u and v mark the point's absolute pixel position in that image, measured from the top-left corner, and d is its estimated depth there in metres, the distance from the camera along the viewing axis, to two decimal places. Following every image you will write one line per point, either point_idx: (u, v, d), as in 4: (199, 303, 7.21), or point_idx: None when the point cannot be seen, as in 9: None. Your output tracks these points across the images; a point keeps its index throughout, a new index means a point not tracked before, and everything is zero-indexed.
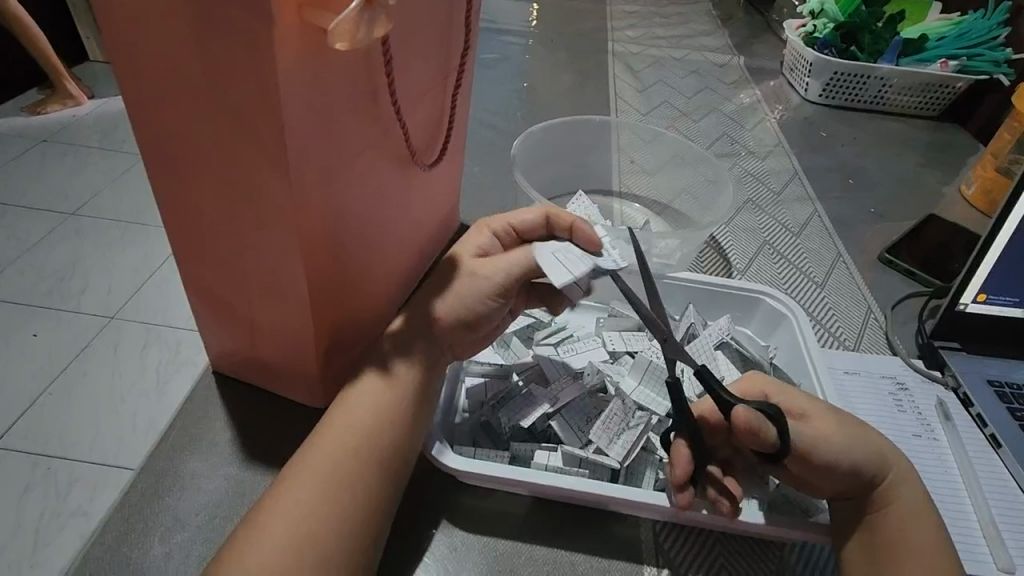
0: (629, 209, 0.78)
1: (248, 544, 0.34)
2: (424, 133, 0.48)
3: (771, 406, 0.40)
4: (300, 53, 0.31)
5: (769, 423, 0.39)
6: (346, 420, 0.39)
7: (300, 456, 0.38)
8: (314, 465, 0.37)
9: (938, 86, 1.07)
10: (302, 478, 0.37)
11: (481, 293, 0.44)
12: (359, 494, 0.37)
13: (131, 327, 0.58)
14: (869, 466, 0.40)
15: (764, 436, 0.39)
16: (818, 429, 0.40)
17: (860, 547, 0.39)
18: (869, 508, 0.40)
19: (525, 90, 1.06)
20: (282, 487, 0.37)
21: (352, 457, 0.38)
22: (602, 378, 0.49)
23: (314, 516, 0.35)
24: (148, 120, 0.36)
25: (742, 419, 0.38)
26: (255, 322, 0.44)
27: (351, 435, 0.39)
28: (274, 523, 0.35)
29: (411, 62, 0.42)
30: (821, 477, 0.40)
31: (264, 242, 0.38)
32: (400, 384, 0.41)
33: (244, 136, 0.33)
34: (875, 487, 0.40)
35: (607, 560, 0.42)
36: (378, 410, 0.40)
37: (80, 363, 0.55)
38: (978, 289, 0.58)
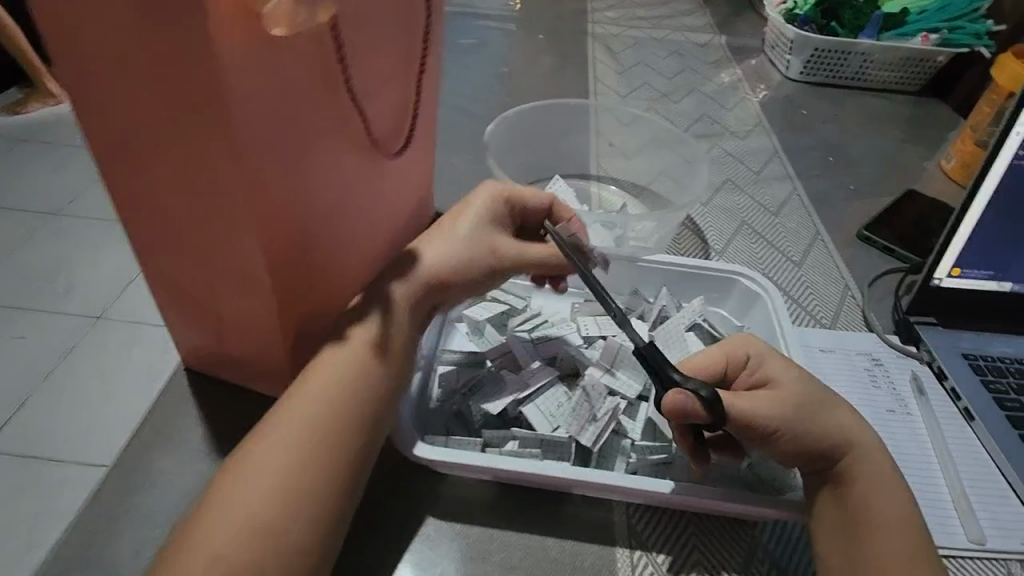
0: (606, 191, 0.77)
1: (203, 533, 0.34)
2: (389, 120, 0.47)
3: (707, 388, 0.38)
4: (239, 39, 0.30)
5: (699, 403, 0.38)
6: (308, 400, 0.39)
7: (258, 437, 0.38)
8: (274, 449, 0.37)
9: (919, 61, 1.06)
10: (261, 463, 0.36)
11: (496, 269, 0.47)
12: (323, 478, 0.37)
13: (119, 326, 0.58)
14: (830, 437, 0.40)
15: (694, 416, 0.38)
16: (783, 394, 0.41)
17: (826, 518, 0.40)
18: (837, 481, 0.40)
19: (505, 75, 1.05)
20: (241, 471, 0.36)
21: (315, 440, 0.37)
22: (574, 362, 0.50)
23: (274, 504, 0.35)
24: (92, 111, 0.35)
25: (670, 405, 0.37)
26: (221, 316, 0.43)
27: (312, 416, 0.38)
28: (231, 511, 0.34)
29: (370, 48, 0.40)
30: (782, 451, 0.40)
31: (220, 230, 0.37)
32: (367, 362, 0.41)
33: (191, 126, 0.32)
34: (844, 461, 0.40)
35: (580, 544, 0.42)
36: (344, 391, 0.39)
37: (57, 362, 0.55)
38: (952, 263, 0.59)
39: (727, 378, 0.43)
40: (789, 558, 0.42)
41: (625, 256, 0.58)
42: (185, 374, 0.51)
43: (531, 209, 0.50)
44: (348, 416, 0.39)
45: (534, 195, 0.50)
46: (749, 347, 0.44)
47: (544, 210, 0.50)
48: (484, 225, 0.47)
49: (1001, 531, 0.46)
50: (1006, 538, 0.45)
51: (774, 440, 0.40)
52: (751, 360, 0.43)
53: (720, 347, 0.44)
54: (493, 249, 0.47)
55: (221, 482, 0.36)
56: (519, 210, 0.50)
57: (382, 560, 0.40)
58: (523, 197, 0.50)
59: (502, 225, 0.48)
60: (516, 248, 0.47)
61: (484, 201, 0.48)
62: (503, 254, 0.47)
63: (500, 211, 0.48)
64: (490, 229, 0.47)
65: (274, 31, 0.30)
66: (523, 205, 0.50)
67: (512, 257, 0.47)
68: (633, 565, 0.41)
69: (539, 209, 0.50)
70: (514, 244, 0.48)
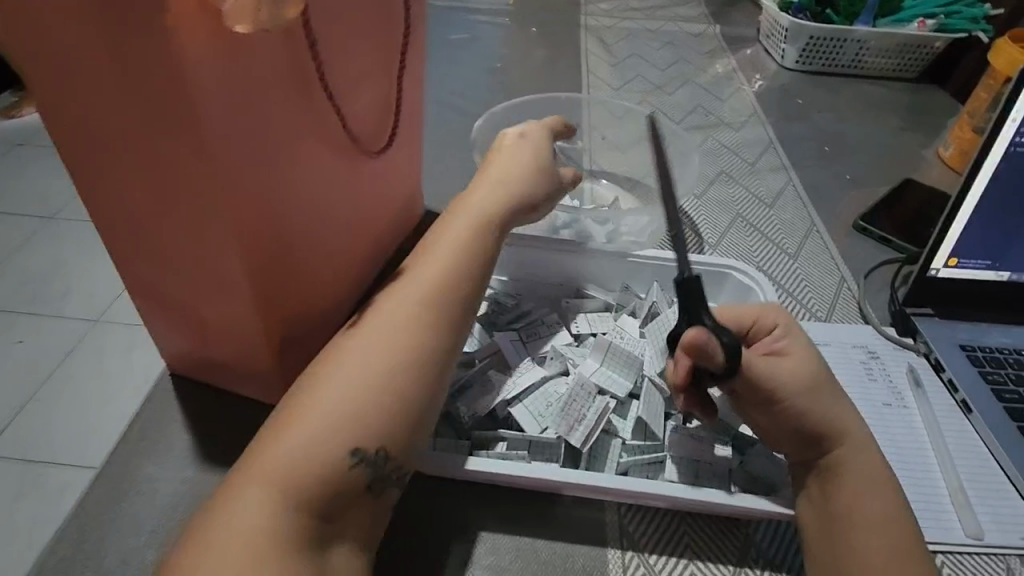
0: (597, 187, 0.75)
1: (226, 510, 0.30)
2: (369, 119, 0.46)
3: (731, 336, 0.38)
4: (203, 38, 0.29)
5: (721, 350, 0.38)
6: (352, 383, 0.35)
7: (296, 414, 0.34)
8: (314, 429, 0.33)
9: (915, 47, 1.05)
10: (297, 443, 0.32)
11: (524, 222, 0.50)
12: (361, 465, 0.33)
13: (116, 329, 0.57)
14: (821, 430, 0.40)
15: (714, 358, 0.38)
16: (788, 370, 0.41)
17: (818, 516, 0.39)
18: (829, 477, 0.39)
19: (496, 70, 1.04)
20: (272, 448, 0.32)
21: (358, 423, 0.34)
22: (563, 363, 0.49)
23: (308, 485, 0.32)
24: (59, 120, 0.33)
25: (690, 343, 0.38)
26: (202, 320, 0.43)
27: (357, 399, 0.34)
28: (260, 489, 0.31)
29: (344, 44, 0.40)
30: (782, 435, 0.41)
31: (195, 233, 0.36)
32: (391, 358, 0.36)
33: (158, 129, 0.31)
34: (833, 455, 0.40)
35: (570, 545, 0.41)
36: (366, 389, 0.35)
37: (56, 366, 0.54)
38: (948, 253, 0.58)
39: (747, 337, 0.44)
40: (783, 557, 0.42)
41: (615, 251, 0.56)
42: (171, 379, 0.50)
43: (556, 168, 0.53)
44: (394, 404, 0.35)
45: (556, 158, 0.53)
46: (776, 316, 0.44)
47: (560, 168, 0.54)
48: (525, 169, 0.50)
49: (999, 525, 0.45)
50: (1004, 532, 0.45)
51: (778, 415, 0.40)
52: (778, 327, 0.43)
53: (754, 307, 0.44)
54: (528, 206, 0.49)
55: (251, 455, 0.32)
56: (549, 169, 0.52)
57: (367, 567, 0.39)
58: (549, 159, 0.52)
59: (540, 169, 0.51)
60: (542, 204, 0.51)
61: (520, 153, 0.51)
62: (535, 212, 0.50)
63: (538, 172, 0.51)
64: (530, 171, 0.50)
65: (236, 28, 0.30)
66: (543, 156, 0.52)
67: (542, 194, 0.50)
68: (625, 566, 0.41)
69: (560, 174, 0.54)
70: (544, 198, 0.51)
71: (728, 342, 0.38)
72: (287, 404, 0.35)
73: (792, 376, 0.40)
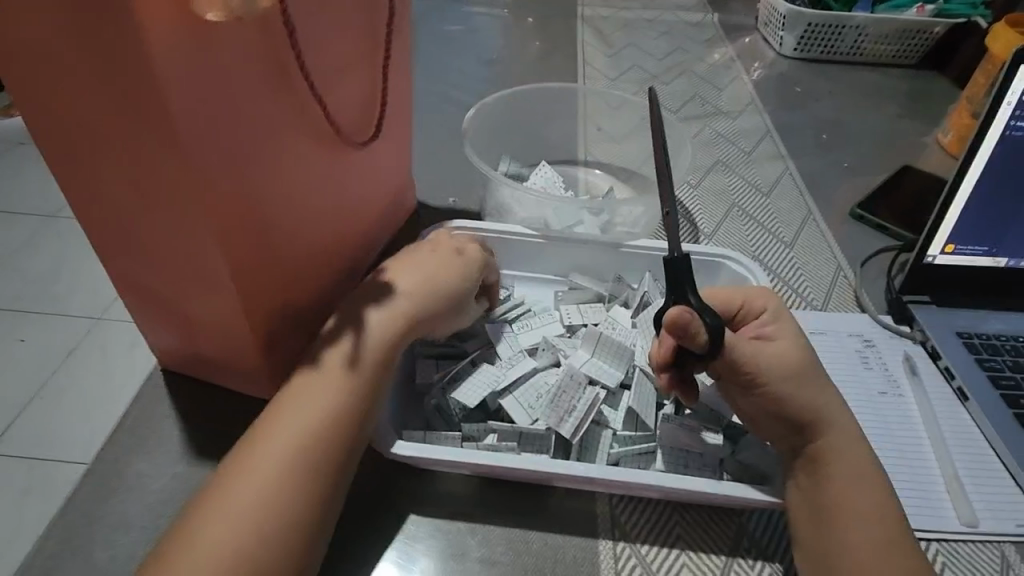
0: (592, 176, 0.76)
1: (206, 523, 0.34)
2: (353, 110, 0.45)
3: (715, 316, 0.38)
4: (174, 30, 0.28)
5: (703, 329, 0.38)
6: (307, 401, 0.38)
7: (260, 433, 0.38)
8: (277, 445, 0.37)
9: (916, 33, 1.04)
10: (263, 458, 0.36)
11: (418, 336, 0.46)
12: (321, 470, 0.37)
13: (119, 328, 0.57)
14: (806, 419, 0.40)
15: (693, 338, 0.38)
16: (777, 356, 0.40)
17: (806, 504, 0.38)
18: (816, 468, 0.39)
19: (492, 62, 1.03)
20: (242, 466, 0.36)
21: (313, 437, 0.37)
22: (554, 355, 0.49)
23: (276, 494, 0.35)
24: (32, 112, 0.33)
25: (671, 321, 0.38)
26: (190, 317, 0.43)
27: (310, 416, 0.38)
28: (230, 508, 0.34)
29: (324, 34, 0.39)
30: (770, 426, 0.41)
31: (176, 233, 0.36)
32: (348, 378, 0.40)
33: (132, 126, 0.31)
34: (819, 443, 0.39)
35: (561, 537, 0.41)
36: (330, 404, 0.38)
37: (45, 363, 0.54)
38: (945, 240, 0.57)
39: (735, 321, 0.44)
40: (776, 547, 0.41)
41: (607, 241, 0.56)
42: (161, 375, 0.50)
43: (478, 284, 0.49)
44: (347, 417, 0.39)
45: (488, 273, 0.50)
46: (768, 302, 0.43)
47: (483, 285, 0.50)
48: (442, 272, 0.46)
49: (994, 513, 0.45)
50: (998, 520, 0.44)
51: (764, 402, 0.40)
52: (768, 313, 0.43)
53: (742, 292, 0.44)
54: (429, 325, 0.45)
55: (226, 472, 0.36)
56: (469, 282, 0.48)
57: (359, 559, 0.40)
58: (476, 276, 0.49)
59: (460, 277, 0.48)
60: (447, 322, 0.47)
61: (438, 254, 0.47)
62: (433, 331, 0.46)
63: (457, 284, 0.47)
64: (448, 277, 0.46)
65: (207, 15, 0.29)
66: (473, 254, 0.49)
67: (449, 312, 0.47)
68: (616, 557, 0.40)
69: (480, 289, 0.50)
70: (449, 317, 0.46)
71: (710, 321, 0.38)
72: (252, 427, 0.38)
73: (776, 362, 0.40)
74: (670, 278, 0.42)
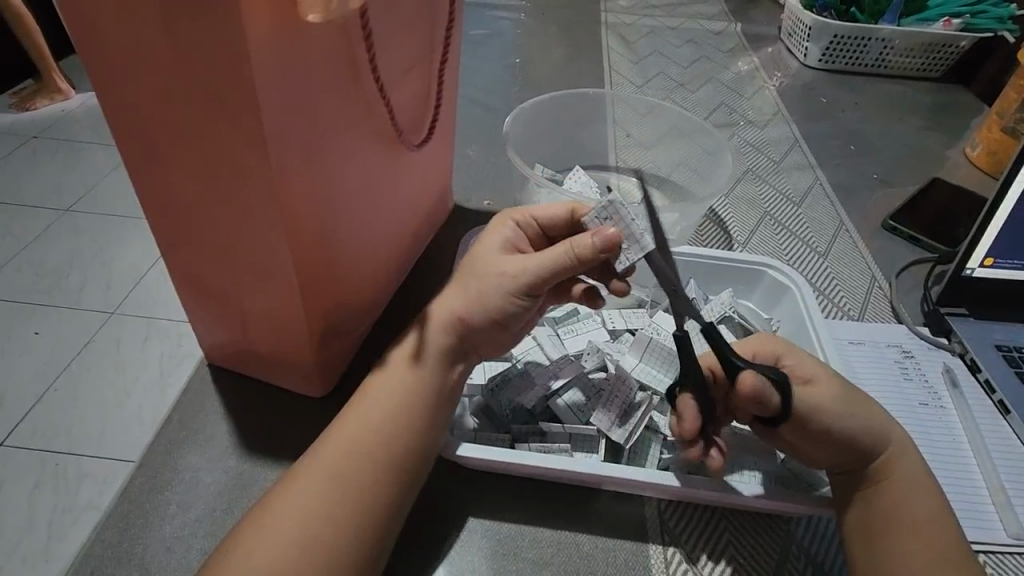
0: (626, 183, 0.75)
1: (268, 526, 0.34)
2: (411, 111, 0.46)
3: (776, 370, 0.38)
4: (275, 31, 0.29)
5: (772, 388, 0.37)
6: (362, 417, 0.38)
7: (317, 451, 0.37)
8: (332, 460, 0.36)
9: (941, 47, 1.04)
10: (316, 475, 0.36)
11: (503, 291, 0.40)
12: (375, 491, 0.36)
13: (131, 322, 0.57)
14: (868, 438, 0.39)
15: (767, 401, 0.37)
16: (821, 396, 0.39)
17: (860, 518, 0.38)
18: (879, 480, 0.39)
19: (518, 66, 1.04)
20: (296, 481, 0.36)
21: (366, 456, 0.37)
22: (602, 358, 0.48)
23: (330, 508, 0.35)
24: (121, 104, 0.33)
25: (747, 387, 0.36)
26: (247, 311, 0.43)
27: (363, 434, 0.37)
28: (291, 512, 0.34)
29: (394, 37, 0.40)
30: (817, 449, 0.39)
31: (246, 230, 0.37)
32: (411, 391, 0.40)
33: (222, 121, 0.32)
34: (874, 461, 0.39)
35: (613, 541, 0.41)
36: (385, 418, 0.38)
37: (68, 359, 0.54)
38: (985, 253, 0.57)
39: None
40: (826, 554, 0.41)
41: None
42: (208, 370, 0.50)
43: (548, 224, 0.45)
44: (405, 436, 0.38)
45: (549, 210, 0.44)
46: (776, 344, 0.42)
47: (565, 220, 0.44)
48: (506, 246, 0.43)
49: None
50: None
51: (815, 432, 0.39)
52: (782, 357, 0.41)
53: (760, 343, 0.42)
54: (503, 269, 0.40)
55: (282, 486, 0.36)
56: (534, 229, 0.45)
57: (413, 558, 0.40)
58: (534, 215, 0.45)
59: (524, 241, 0.45)
60: (530, 260, 0.40)
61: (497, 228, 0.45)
62: (514, 274, 0.40)
63: (511, 234, 0.44)
64: (512, 251, 0.43)
65: (309, 16, 0.30)
66: (539, 221, 0.45)
67: (526, 276, 0.39)
68: (667, 561, 0.40)
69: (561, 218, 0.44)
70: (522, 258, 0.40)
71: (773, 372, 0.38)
72: (310, 446, 0.38)
73: (827, 404, 0.39)
74: (682, 348, 0.40)
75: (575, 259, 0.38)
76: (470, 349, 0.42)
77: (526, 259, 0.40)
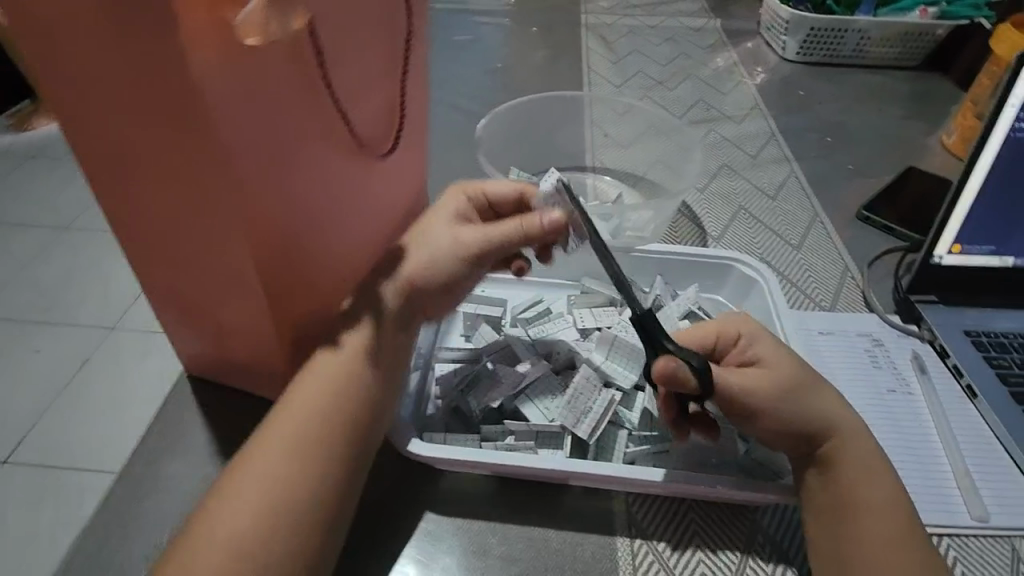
0: (601, 183, 0.76)
1: (217, 518, 0.35)
2: (377, 122, 0.47)
3: (697, 358, 0.38)
4: (215, 53, 0.30)
5: (689, 373, 0.37)
6: (303, 402, 0.39)
7: (263, 435, 0.39)
8: (276, 445, 0.37)
9: (918, 35, 1.05)
10: (261, 463, 0.37)
11: (451, 256, 0.42)
12: (321, 474, 0.37)
13: (115, 337, 0.59)
14: (814, 419, 0.40)
15: (685, 385, 0.37)
16: (756, 379, 0.40)
17: (813, 500, 0.39)
18: (829, 465, 0.39)
19: (498, 71, 1.05)
20: (242, 470, 0.37)
21: (308, 441, 0.38)
22: (571, 356, 0.50)
23: (275, 493, 0.36)
24: (81, 128, 0.34)
25: (661, 374, 0.37)
26: (221, 323, 0.44)
27: (304, 419, 0.38)
28: (238, 502, 0.35)
29: (350, 51, 0.41)
30: (772, 434, 0.41)
31: (209, 242, 0.38)
32: (349, 371, 0.40)
33: (173, 139, 0.33)
34: (822, 447, 0.40)
35: (580, 535, 0.42)
36: (326, 401, 0.39)
37: (53, 376, 0.55)
38: (952, 241, 0.58)
39: (714, 355, 0.43)
40: (790, 541, 0.42)
41: (620, 248, 0.58)
42: (186, 382, 0.52)
43: (498, 199, 0.48)
44: (349, 418, 0.39)
45: (497, 184, 0.48)
46: (743, 326, 0.43)
47: (514, 199, 0.48)
48: (455, 216, 0.45)
49: (1005, 508, 0.46)
50: (1010, 514, 0.45)
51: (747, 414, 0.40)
52: (744, 337, 0.42)
53: (715, 322, 0.43)
54: (455, 236, 0.43)
55: (230, 470, 0.37)
56: (484, 204, 0.48)
57: (384, 558, 0.41)
58: (485, 189, 0.48)
59: (473, 213, 0.47)
60: (482, 233, 0.42)
61: (450, 198, 0.47)
62: (467, 243, 0.42)
63: (461, 206, 0.46)
64: (463, 220, 0.45)
65: (247, 40, 0.30)
66: (489, 195, 0.48)
67: (477, 245, 0.42)
68: (634, 554, 0.41)
69: (509, 197, 0.48)
70: (477, 229, 0.43)
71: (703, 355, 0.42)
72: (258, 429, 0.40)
73: (763, 387, 0.40)
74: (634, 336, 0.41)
75: (524, 233, 0.42)
76: (413, 315, 0.43)
77: (478, 229, 0.43)
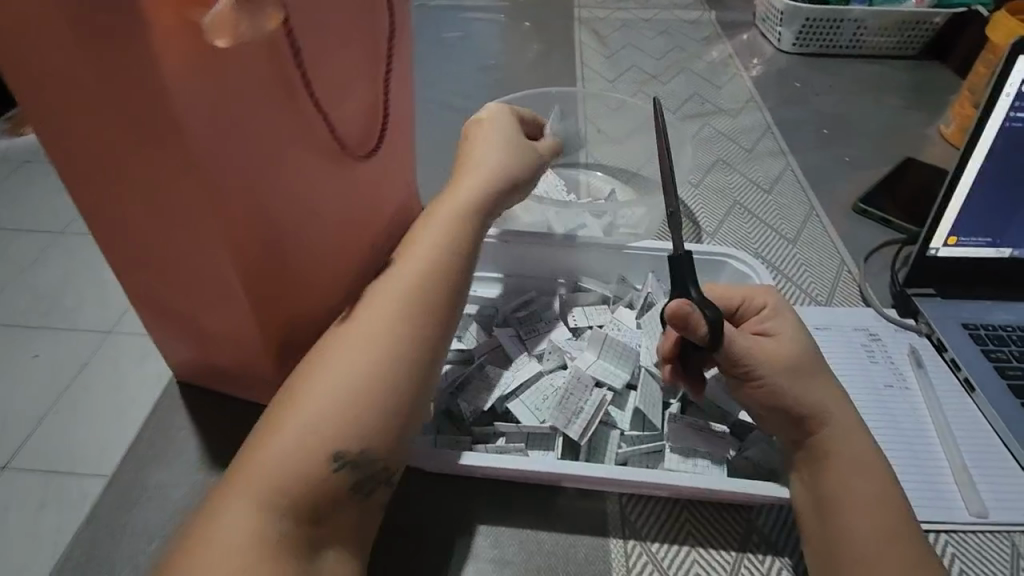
0: (593, 178, 0.76)
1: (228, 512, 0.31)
2: (359, 123, 0.46)
3: (714, 312, 0.40)
4: (187, 53, 0.30)
5: (702, 322, 0.39)
6: (331, 382, 0.35)
7: (265, 434, 0.34)
8: (283, 444, 0.33)
9: (915, 24, 1.04)
10: (282, 448, 0.33)
11: (523, 157, 0.49)
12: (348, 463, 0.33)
13: (105, 343, 0.58)
14: (802, 409, 0.40)
15: (693, 332, 0.39)
16: (770, 343, 0.42)
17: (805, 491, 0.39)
18: (816, 459, 0.39)
19: (491, 67, 1.04)
20: (260, 455, 0.33)
21: (336, 426, 0.34)
22: (561, 357, 0.50)
23: (295, 482, 0.32)
24: (53, 129, 0.33)
25: (671, 314, 0.39)
26: (204, 328, 0.43)
27: (333, 404, 0.34)
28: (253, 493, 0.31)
29: (329, 52, 0.40)
30: (767, 411, 0.41)
31: (186, 243, 0.37)
32: (377, 353, 0.36)
33: (146, 139, 0.32)
34: (808, 436, 0.40)
35: (573, 536, 0.42)
36: (357, 384, 0.35)
37: (42, 383, 0.55)
38: (948, 233, 0.57)
39: (734, 316, 0.45)
40: (784, 540, 0.42)
41: (611, 243, 0.56)
42: (176, 387, 0.51)
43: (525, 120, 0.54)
44: (373, 411, 0.35)
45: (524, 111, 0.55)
46: (768, 299, 0.44)
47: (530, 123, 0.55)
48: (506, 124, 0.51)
49: (1003, 503, 0.45)
50: (1008, 510, 0.45)
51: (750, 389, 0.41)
52: (768, 308, 0.44)
53: (743, 289, 0.45)
54: (515, 140, 0.50)
55: (235, 465, 0.33)
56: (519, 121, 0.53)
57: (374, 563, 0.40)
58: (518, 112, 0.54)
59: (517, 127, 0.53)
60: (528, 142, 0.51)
61: (497, 111, 0.52)
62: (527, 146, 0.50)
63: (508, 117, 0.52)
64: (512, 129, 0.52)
65: (217, 43, 0.30)
66: (521, 115, 0.54)
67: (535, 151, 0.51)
68: (627, 556, 0.41)
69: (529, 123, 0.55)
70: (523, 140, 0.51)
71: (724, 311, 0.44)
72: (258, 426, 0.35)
73: (770, 353, 0.41)
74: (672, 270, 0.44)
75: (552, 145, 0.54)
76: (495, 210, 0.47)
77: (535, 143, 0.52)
